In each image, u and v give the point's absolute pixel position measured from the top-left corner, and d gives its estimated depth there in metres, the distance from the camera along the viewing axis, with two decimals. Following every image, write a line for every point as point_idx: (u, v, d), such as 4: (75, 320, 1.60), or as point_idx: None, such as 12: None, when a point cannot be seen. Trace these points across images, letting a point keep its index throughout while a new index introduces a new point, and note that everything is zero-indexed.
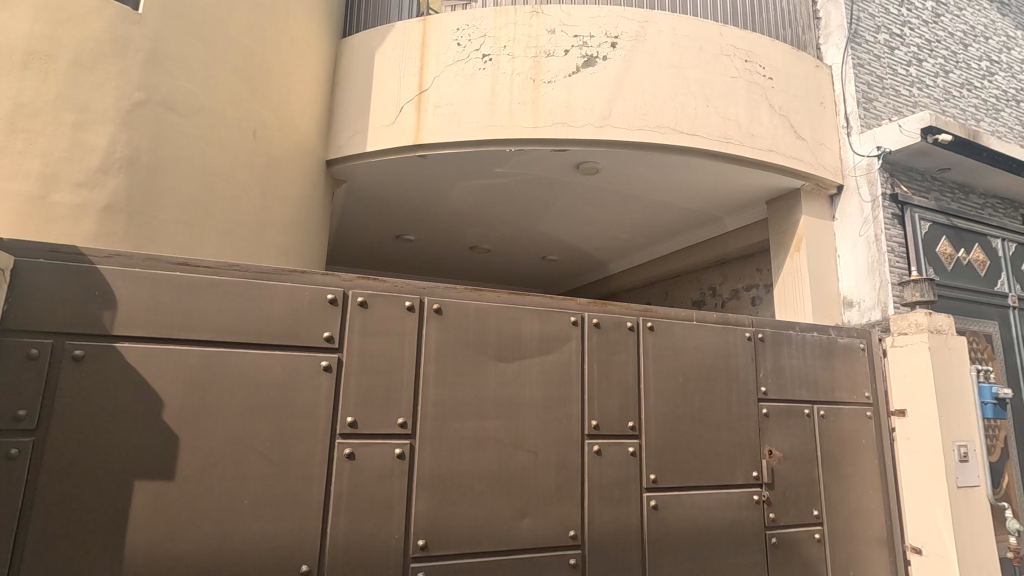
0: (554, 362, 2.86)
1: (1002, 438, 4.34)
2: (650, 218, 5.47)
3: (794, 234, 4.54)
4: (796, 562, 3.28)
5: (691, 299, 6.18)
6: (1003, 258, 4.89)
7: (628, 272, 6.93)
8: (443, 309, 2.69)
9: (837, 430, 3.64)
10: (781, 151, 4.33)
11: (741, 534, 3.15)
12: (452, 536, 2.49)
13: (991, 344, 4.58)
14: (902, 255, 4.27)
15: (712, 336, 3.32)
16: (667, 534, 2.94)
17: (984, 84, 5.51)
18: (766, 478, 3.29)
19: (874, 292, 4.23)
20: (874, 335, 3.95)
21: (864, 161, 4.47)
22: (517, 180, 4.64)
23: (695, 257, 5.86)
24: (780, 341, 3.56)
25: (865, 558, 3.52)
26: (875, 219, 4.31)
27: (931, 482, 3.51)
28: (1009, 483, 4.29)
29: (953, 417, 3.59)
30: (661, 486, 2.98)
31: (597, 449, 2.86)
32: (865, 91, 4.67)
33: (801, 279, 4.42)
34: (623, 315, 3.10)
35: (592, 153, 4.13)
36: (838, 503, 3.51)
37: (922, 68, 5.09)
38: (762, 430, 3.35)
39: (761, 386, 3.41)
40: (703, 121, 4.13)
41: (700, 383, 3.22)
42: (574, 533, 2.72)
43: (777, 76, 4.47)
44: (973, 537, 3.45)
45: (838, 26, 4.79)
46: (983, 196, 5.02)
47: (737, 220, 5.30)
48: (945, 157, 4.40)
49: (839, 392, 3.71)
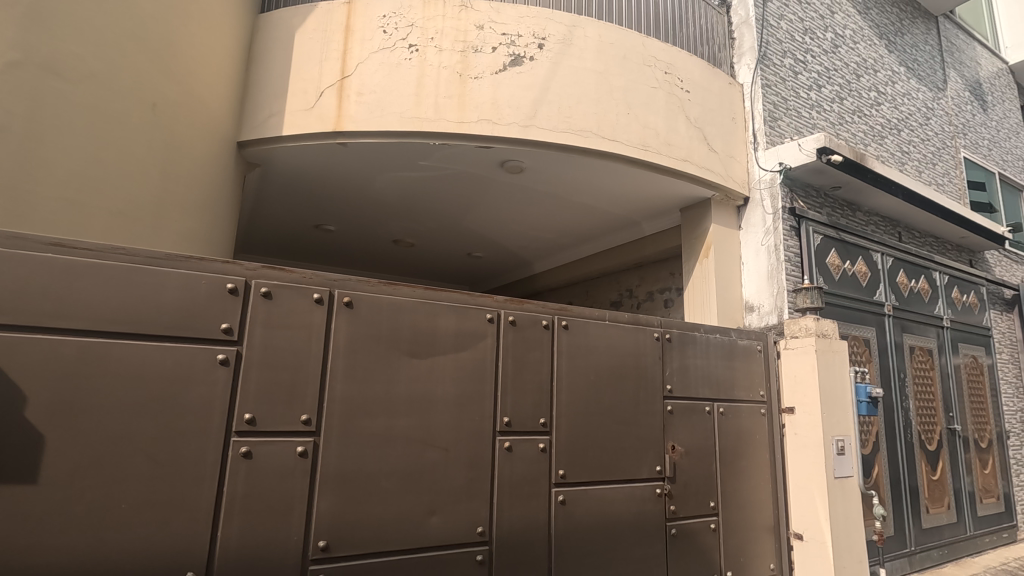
0: (468, 359, 2.85)
1: (874, 434, 4.83)
2: (572, 220, 5.60)
3: (703, 241, 4.81)
4: (693, 550, 3.47)
5: (609, 300, 6.41)
6: (882, 270, 5.42)
7: (551, 271, 7.08)
8: (354, 303, 2.61)
9: (733, 425, 3.88)
10: (695, 162, 4.55)
11: (643, 526, 3.28)
12: (356, 536, 2.42)
13: (869, 348, 5.08)
14: (797, 264, 4.65)
15: (623, 336, 3.45)
16: (573, 528, 3.01)
17: (872, 113, 6.08)
18: (669, 472, 3.45)
19: (772, 297, 4.56)
20: (770, 338, 4.26)
21: (768, 176, 4.80)
22: (441, 174, 4.59)
23: (614, 259, 6.07)
24: (685, 342, 3.75)
25: (754, 545, 3.78)
26: (775, 230, 4.65)
27: (814, 473, 3.83)
28: (878, 474, 4.77)
29: (834, 415, 3.93)
30: (569, 481, 3.05)
31: (507, 445, 2.88)
32: (771, 110, 5.01)
33: (708, 283, 4.68)
34: (539, 313, 3.15)
35: (517, 151, 4.15)
36: (732, 494, 3.74)
37: (821, 93, 5.54)
38: (667, 426, 3.52)
39: (667, 384, 3.58)
40: (624, 128, 4.27)
41: (610, 381, 3.33)
42: (482, 529, 2.72)
43: (693, 90, 4.70)
44: (846, 523, 3.79)
45: (750, 47, 5.11)
46: (867, 214, 5.54)
47: (654, 226, 5.54)
48: (837, 176, 4.80)
49: (737, 390, 3.96)
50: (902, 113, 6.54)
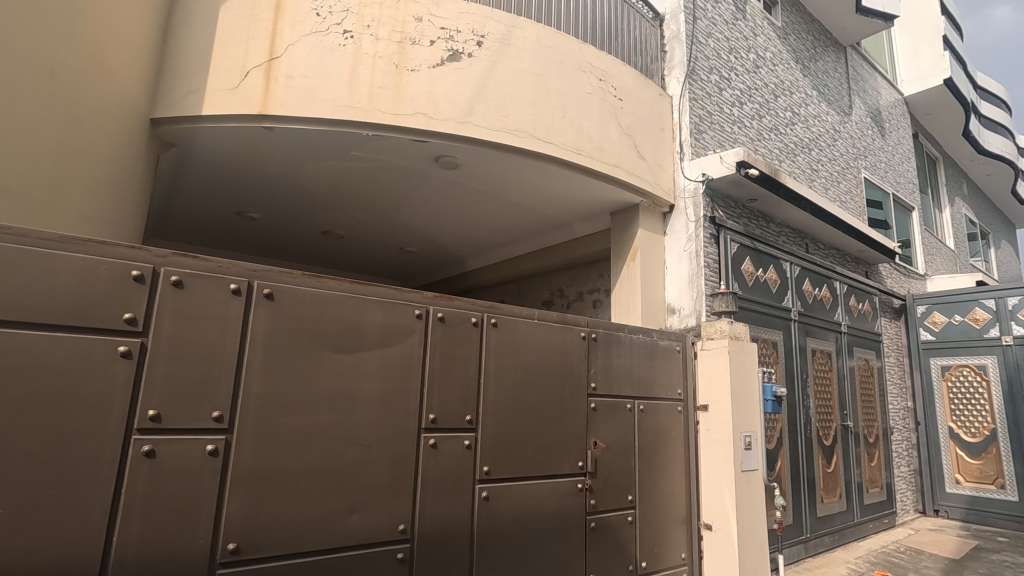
0: (395, 355, 2.82)
1: (778, 430, 5.20)
2: (507, 218, 5.64)
3: (630, 244, 4.99)
4: (611, 543, 3.59)
5: (541, 299, 6.52)
6: (790, 279, 5.85)
7: (484, 269, 7.10)
8: (275, 295, 2.51)
9: (652, 422, 4.06)
10: (625, 168, 4.71)
11: (564, 520, 3.36)
12: (269, 537, 2.33)
13: (776, 350, 5.46)
14: (715, 270, 4.93)
15: (551, 335, 3.52)
16: (496, 524, 3.04)
17: (787, 132, 6.54)
18: (590, 467, 3.56)
19: (691, 300, 4.81)
20: (688, 339, 4.48)
21: (691, 185, 5.05)
22: (374, 166, 4.49)
23: (547, 259, 6.18)
24: (610, 341, 3.88)
25: (668, 536, 3.97)
26: (697, 237, 4.90)
27: (724, 468, 4.07)
28: (781, 467, 5.14)
29: (743, 413, 4.19)
30: (493, 477, 3.08)
31: (432, 442, 2.87)
32: (696, 123, 5.28)
33: (634, 285, 4.86)
34: (469, 310, 3.16)
35: (452, 147, 4.12)
36: (648, 488, 3.91)
37: (742, 110, 5.89)
38: (590, 423, 3.62)
39: (592, 382, 3.69)
40: (558, 131, 4.34)
41: (537, 379, 3.39)
42: (404, 527, 2.69)
43: (626, 98, 4.87)
44: (750, 513, 4.06)
45: (680, 61, 5.36)
46: (779, 226, 5.95)
47: (585, 228, 5.69)
48: (753, 189, 5.12)
49: (657, 389, 4.14)
50: (813, 134, 7.07)
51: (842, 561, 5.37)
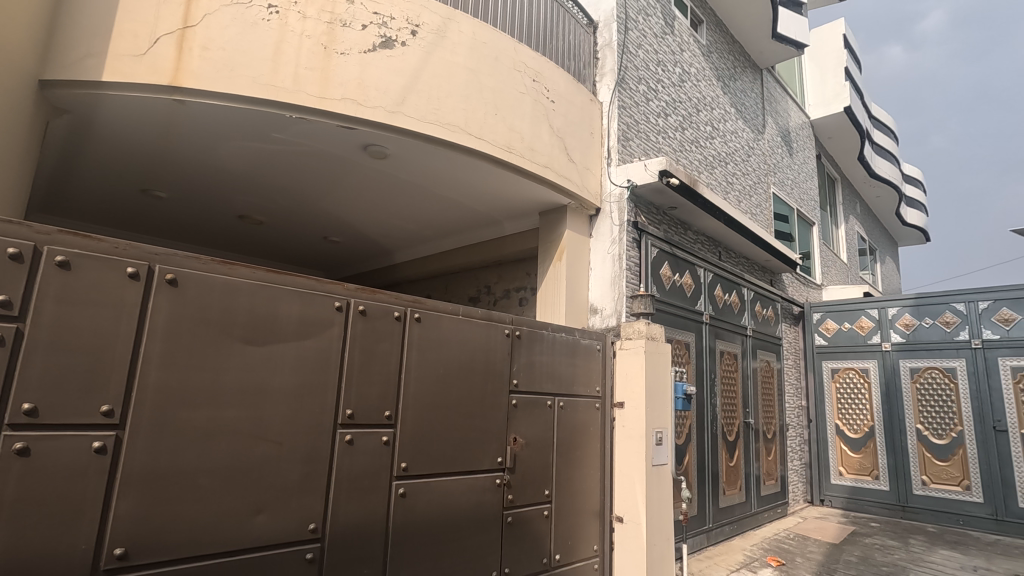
0: (311, 348, 2.71)
1: (687, 427, 5.49)
2: (436, 213, 5.59)
3: (557, 245, 5.09)
4: (527, 537, 3.65)
5: (468, 295, 6.54)
6: (703, 284, 6.19)
7: (411, 263, 7.00)
8: (179, 281, 2.34)
9: (571, 418, 4.17)
10: (555, 169, 4.80)
11: (481, 516, 3.37)
12: (163, 540, 2.16)
13: (688, 351, 5.77)
14: (635, 273, 5.15)
15: (475, 332, 3.52)
16: (412, 520, 3.00)
17: (707, 145, 6.92)
18: (509, 462, 3.60)
19: (613, 301, 4.99)
20: (608, 339, 4.62)
21: (617, 190, 5.22)
22: (298, 150, 4.30)
23: (475, 255, 6.18)
24: (533, 339, 3.94)
25: (581, 529, 4.09)
26: (620, 241, 5.08)
27: (636, 462, 4.24)
28: (688, 461, 5.45)
29: (656, 410, 4.40)
30: (410, 474, 3.03)
31: (348, 438, 2.79)
32: (624, 131, 5.47)
33: (559, 285, 4.98)
34: (392, 304, 3.10)
35: (381, 136, 4.02)
36: (565, 483, 4.01)
37: (667, 121, 6.17)
38: (510, 419, 3.66)
39: (514, 378, 3.73)
40: (491, 128, 4.34)
41: (459, 374, 3.38)
42: (314, 527, 2.60)
43: (558, 101, 4.96)
44: (658, 504, 4.27)
45: (611, 69, 5.53)
46: (695, 234, 6.29)
47: (514, 227, 5.74)
48: (674, 197, 5.38)
49: (577, 386, 4.25)
50: (729, 148, 7.52)
51: (739, 548, 5.77)
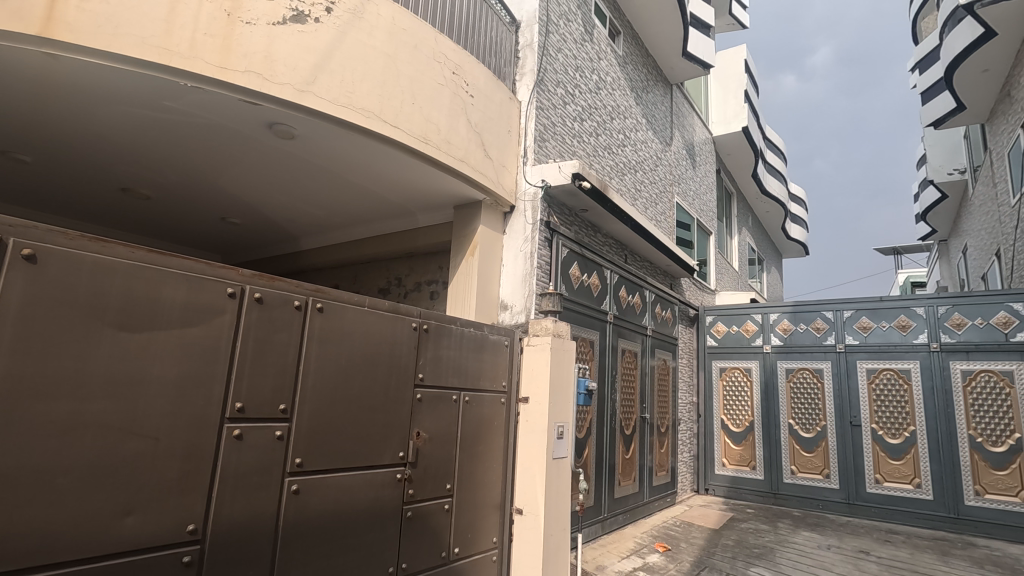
0: (197, 337, 2.52)
1: (587, 422, 5.72)
2: (346, 200, 5.39)
3: (470, 239, 5.12)
4: (426, 532, 3.63)
5: (378, 286, 6.40)
6: (609, 285, 6.47)
7: (318, 250, 6.72)
8: (39, 258, 2.08)
9: (476, 412, 4.19)
10: (471, 164, 4.79)
11: (379, 511, 3.31)
12: (6, 548, 1.91)
13: (592, 348, 6.01)
14: (545, 271, 5.28)
15: (380, 324, 3.44)
16: (305, 518, 2.88)
17: (618, 152, 7.22)
18: (411, 457, 3.56)
19: (523, 298, 5.11)
20: (516, 335, 4.69)
21: (532, 189, 5.32)
22: (194, 122, 3.97)
23: (386, 246, 6.04)
24: (441, 333, 3.92)
25: (480, 522, 4.12)
26: (532, 239, 5.19)
27: (537, 456, 4.35)
28: (587, 454, 5.68)
29: (558, 405, 4.53)
30: (305, 470, 2.91)
31: (237, 433, 2.63)
32: (541, 131, 5.57)
33: (470, 280, 5.02)
34: (292, 293, 2.96)
35: (288, 115, 3.80)
36: (467, 477, 4.03)
37: (582, 126, 6.36)
38: (414, 413, 3.62)
39: (419, 372, 3.70)
40: (406, 117, 4.25)
41: (362, 367, 3.29)
42: (194, 528, 2.42)
43: (477, 96, 4.96)
44: (557, 496, 4.41)
45: (531, 70, 5.60)
46: (604, 236, 6.56)
47: (428, 219, 5.67)
48: (585, 199, 5.56)
49: (483, 381, 4.28)
50: (639, 157, 7.90)
51: (631, 536, 6.10)
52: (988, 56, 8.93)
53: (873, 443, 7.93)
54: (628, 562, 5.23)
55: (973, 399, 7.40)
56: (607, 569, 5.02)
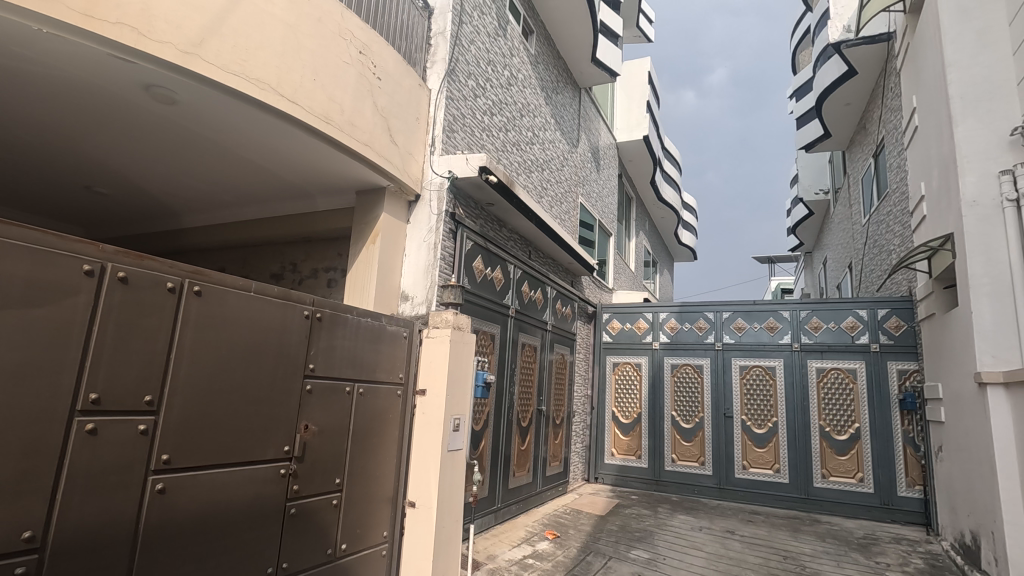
0: (43, 319, 2.23)
1: (484, 414, 5.78)
2: (237, 177, 5.01)
3: (372, 227, 4.96)
4: (310, 529, 3.47)
5: (270, 271, 6.03)
6: (511, 279, 6.56)
7: (202, 229, 6.19)
8: None
9: (370, 404, 4.07)
10: (375, 149, 4.63)
11: (259, 509, 3.11)
12: None
13: (492, 342, 6.07)
14: (448, 263, 5.25)
15: (267, 311, 3.23)
16: (171, 519, 2.64)
17: (527, 149, 7.34)
18: (297, 451, 3.39)
19: (425, 290, 5.06)
20: (416, 326, 4.61)
21: (438, 180, 5.25)
22: (51, 75, 3.48)
23: (280, 228, 5.69)
24: (335, 323, 3.77)
25: (370, 516, 4.01)
26: (436, 230, 5.13)
27: (431, 449, 4.31)
28: (483, 446, 5.73)
29: (456, 397, 4.52)
30: (173, 468, 2.66)
31: (90, 428, 2.35)
32: (450, 122, 5.51)
33: (370, 268, 4.88)
34: (164, 274, 2.70)
35: (169, 77, 3.44)
36: (358, 471, 3.91)
37: (492, 120, 6.39)
38: (302, 405, 3.44)
39: (309, 363, 3.52)
40: (307, 94, 3.99)
41: (245, 357, 3.07)
42: (31, 535, 2.14)
43: (384, 79, 4.80)
44: (450, 487, 4.40)
45: (442, 58, 5.51)
46: (509, 231, 6.64)
47: (327, 203, 5.41)
48: (491, 193, 5.59)
49: (378, 372, 4.17)
50: (546, 156, 8.07)
51: (522, 525, 6.25)
52: (850, 92, 10.13)
53: (742, 433, 8.74)
54: (518, 551, 5.36)
55: (824, 393, 8.39)
56: (497, 558, 5.11)
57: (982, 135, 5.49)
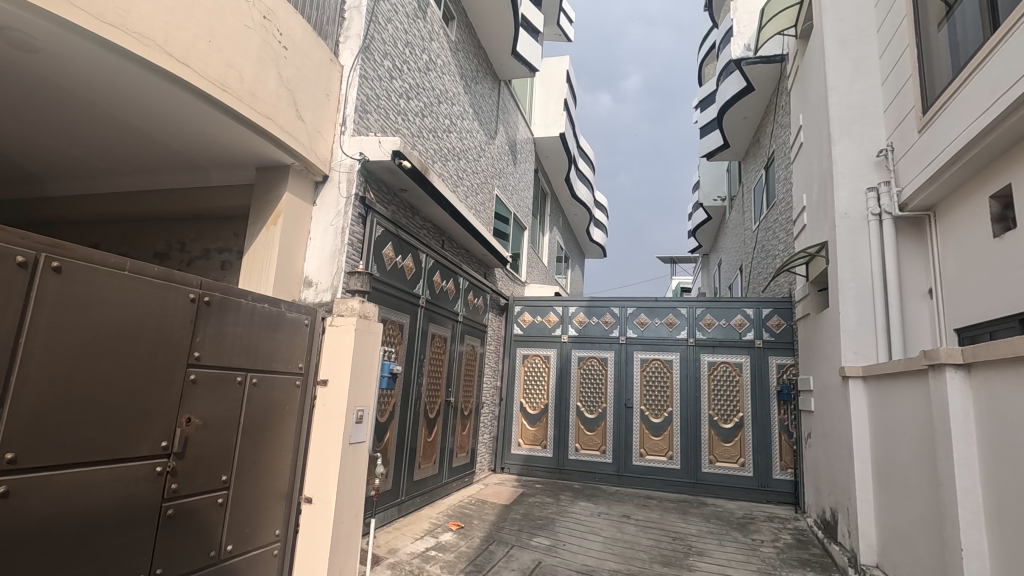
0: None
1: (390, 406, 5.64)
2: (115, 142, 4.48)
3: (273, 207, 4.65)
4: (191, 531, 3.19)
5: (154, 249, 5.49)
6: (423, 269, 6.43)
7: (73, 199, 5.50)
8: None
9: (264, 396, 3.81)
10: (278, 123, 4.32)
11: (129, 511, 2.81)
12: None
13: (401, 332, 5.93)
14: (356, 249, 5.04)
15: (145, 293, 2.92)
16: (17, 525, 2.31)
17: (443, 137, 7.22)
18: (176, 447, 3.09)
19: (330, 276, 4.83)
20: (319, 314, 4.38)
21: (348, 161, 5.01)
22: None
23: (167, 203, 5.19)
24: (226, 308, 3.48)
25: (261, 514, 3.76)
26: (344, 214, 4.90)
27: (332, 442, 4.12)
28: (388, 438, 5.60)
29: (359, 389, 4.35)
30: (19, 469, 2.33)
31: None
32: (363, 102, 5.27)
33: (270, 250, 4.57)
34: (14, 246, 2.35)
35: (28, 22, 2.97)
36: (248, 467, 3.65)
37: (408, 104, 6.20)
38: (184, 397, 3.15)
39: (194, 351, 3.22)
40: (200, 56, 3.60)
41: (116, 343, 2.75)
42: None
43: (290, 49, 4.48)
44: (350, 481, 4.24)
45: (356, 34, 5.25)
46: (422, 220, 6.50)
47: (222, 178, 5.00)
48: (405, 179, 5.43)
49: (275, 362, 3.91)
50: (463, 145, 7.98)
51: (426, 517, 6.18)
52: (748, 107, 10.92)
53: (640, 422, 9.22)
54: (420, 543, 5.29)
55: (714, 386, 9.02)
56: (398, 552, 5.01)
57: (854, 154, 6.12)
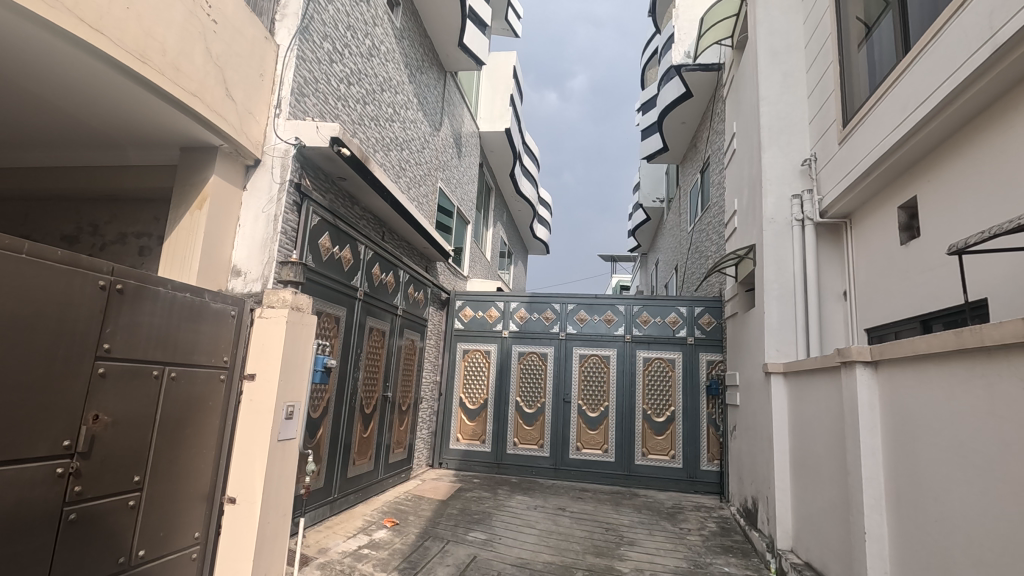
0: None
1: (323, 401, 5.46)
2: (15, 112, 4.06)
3: (199, 191, 4.37)
4: (97, 535, 2.95)
5: (61, 232, 5.05)
6: (361, 261, 6.25)
7: None
8: None
9: (184, 391, 3.58)
10: (206, 101, 4.06)
11: (25, 516, 2.56)
12: None
13: (337, 325, 5.74)
14: (289, 238, 4.83)
15: (46, 278, 2.67)
16: None
17: (386, 126, 7.03)
18: (81, 446, 2.85)
19: (260, 265, 4.60)
20: (247, 305, 4.16)
21: (282, 146, 4.79)
22: None
23: (78, 182, 4.77)
24: (141, 296, 3.23)
25: (178, 516, 3.54)
26: (277, 201, 4.68)
27: (259, 439, 3.94)
28: (321, 434, 5.42)
29: (289, 383, 4.17)
30: None
31: None
32: (300, 85, 5.05)
33: (194, 236, 4.31)
34: None
35: None
36: (165, 466, 3.42)
37: (349, 90, 6.00)
38: (90, 393, 2.90)
39: (103, 342, 2.98)
40: (116, 23, 3.30)
41: (9, 332, 2.49)
42: None
43: (221, 23, 4.21)
44: (278, 479, 4.06)
45: (294, 13, 5.02)
46: (361, 210, 6.32)
47: (142, 157, 4.65)
48: (343, 167, 5.25)
49: (197, 355, 3.68)
50: (406, 135, 7.81)
51: (359, 514, 6.04)
52: (686, 112, 11.31)
53: (578, 417, 9.40)
54: (353, 542, 5.16)
55: (648, 381, 9.32)
56: (329, 551, 4.87)
57: (781, 162, 6.46)
